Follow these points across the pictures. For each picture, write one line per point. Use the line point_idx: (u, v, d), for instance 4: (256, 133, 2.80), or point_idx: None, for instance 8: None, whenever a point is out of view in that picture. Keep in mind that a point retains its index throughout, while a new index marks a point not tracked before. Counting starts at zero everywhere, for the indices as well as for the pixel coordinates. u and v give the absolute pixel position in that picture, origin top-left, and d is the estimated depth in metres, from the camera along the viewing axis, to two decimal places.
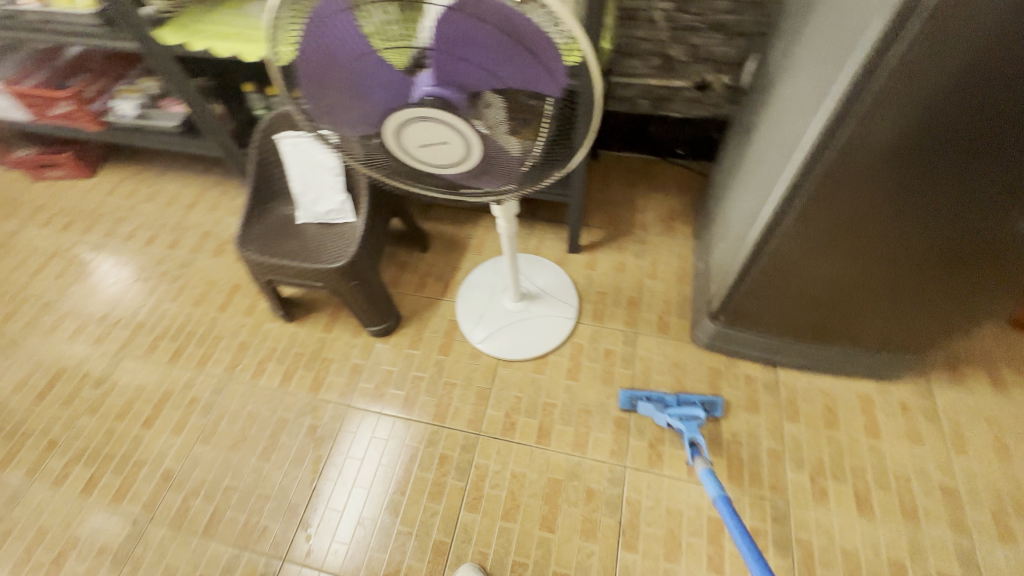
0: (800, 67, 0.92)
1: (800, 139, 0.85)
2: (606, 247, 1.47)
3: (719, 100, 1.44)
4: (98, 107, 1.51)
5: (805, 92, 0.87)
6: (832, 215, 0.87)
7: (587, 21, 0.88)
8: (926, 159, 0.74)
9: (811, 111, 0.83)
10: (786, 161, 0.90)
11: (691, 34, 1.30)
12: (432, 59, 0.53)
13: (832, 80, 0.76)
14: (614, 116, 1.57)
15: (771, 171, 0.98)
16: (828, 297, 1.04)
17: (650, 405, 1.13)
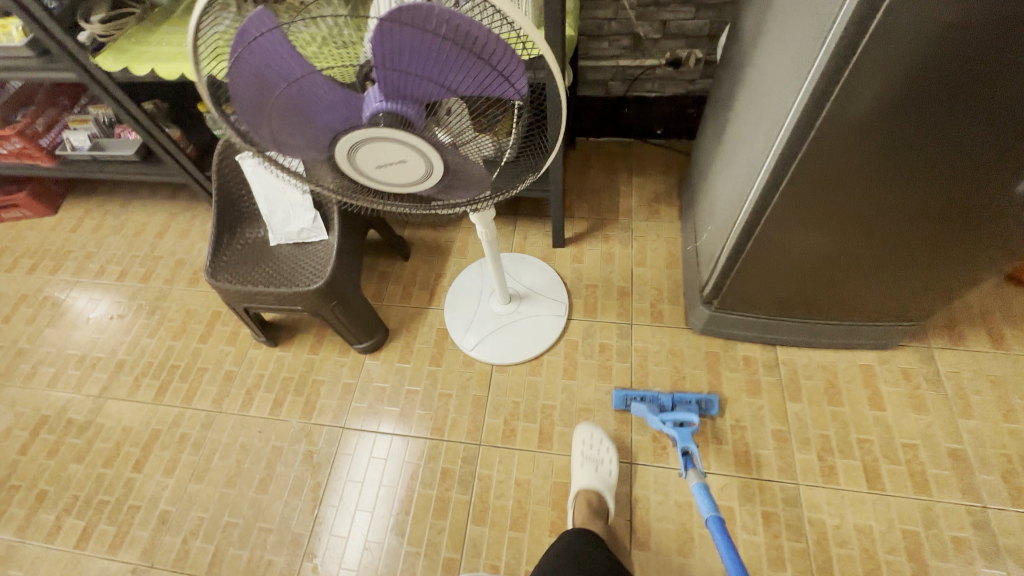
0: (774, 37, 0.88)
1: (782, 113, 0.81)
2: (591, 238, 1.44)
3: (694, 75, 1.39)
4: (48, 141, 1.44)
5: (784, 63, 0.82)
6: (820, 190, 0.84)
7: (548, 10, 0.83)
8: (914, 126, 0.71)
9: (791, 83, 0.79)
10: (770, 137, 0.86)
11: (658, 10, 1.25)
12: (377, 76, 0.48)
13: (812, 49, 0.72)
14: (588, 101, 1.52)
15: (755, 148, 0.94)
16: (821, 273, 1.02)
17: (643, 406, 1.10)
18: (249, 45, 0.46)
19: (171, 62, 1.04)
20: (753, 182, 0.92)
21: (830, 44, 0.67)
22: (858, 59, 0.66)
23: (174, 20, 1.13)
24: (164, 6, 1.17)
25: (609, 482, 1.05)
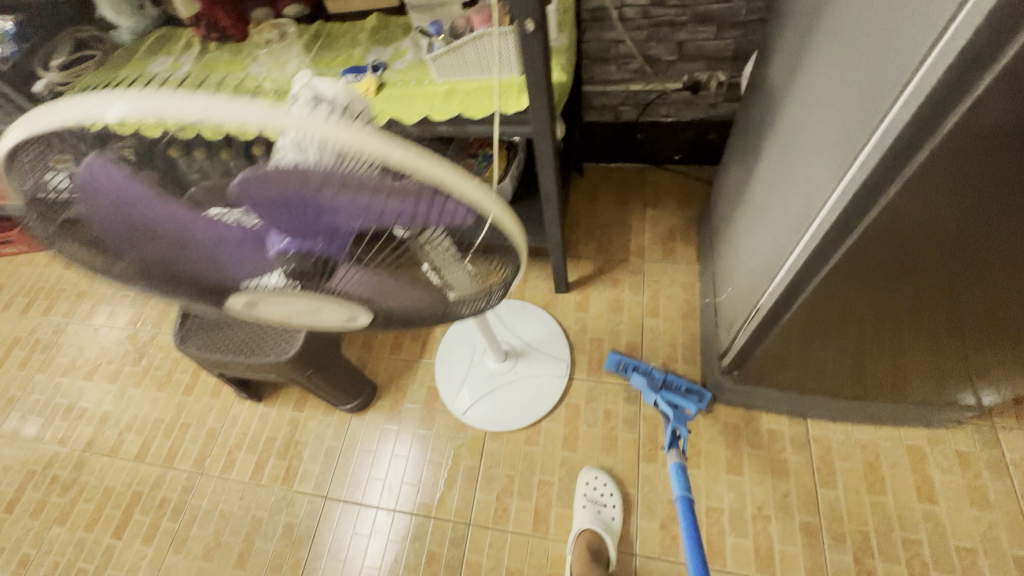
0: (815, 77, 0.71)
1: (829, 178, 0.65)
2: (598, 282, 1.30)
3: (715, 99, 1.22)
4: None
5: (830, 114, 0.66)
6: (866, 281, 0.70)
7: (531, 64, 0.69)
8: (994, 223, 0.56)
9: (840, 144, 0.63)
10: (812, 202, 0.70)
11: (674, 30, 1.09)
12: (267, 220, 0.38)
13: (874, 109, 0.55)
14: (596, 127, 1.37)
15: (790, 208, 0.78)
16: (863, 354, 0.87)
17: (640, 380, 1.07)
18: (88, 177, 0.37)
19: None
20: (790, 251, 0.76)
21: (908, 109, 0.50)
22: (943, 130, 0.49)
23: (135, 64, 1.04)
24: (127, 46, 1.08)
25: (613, 528, 0.99)
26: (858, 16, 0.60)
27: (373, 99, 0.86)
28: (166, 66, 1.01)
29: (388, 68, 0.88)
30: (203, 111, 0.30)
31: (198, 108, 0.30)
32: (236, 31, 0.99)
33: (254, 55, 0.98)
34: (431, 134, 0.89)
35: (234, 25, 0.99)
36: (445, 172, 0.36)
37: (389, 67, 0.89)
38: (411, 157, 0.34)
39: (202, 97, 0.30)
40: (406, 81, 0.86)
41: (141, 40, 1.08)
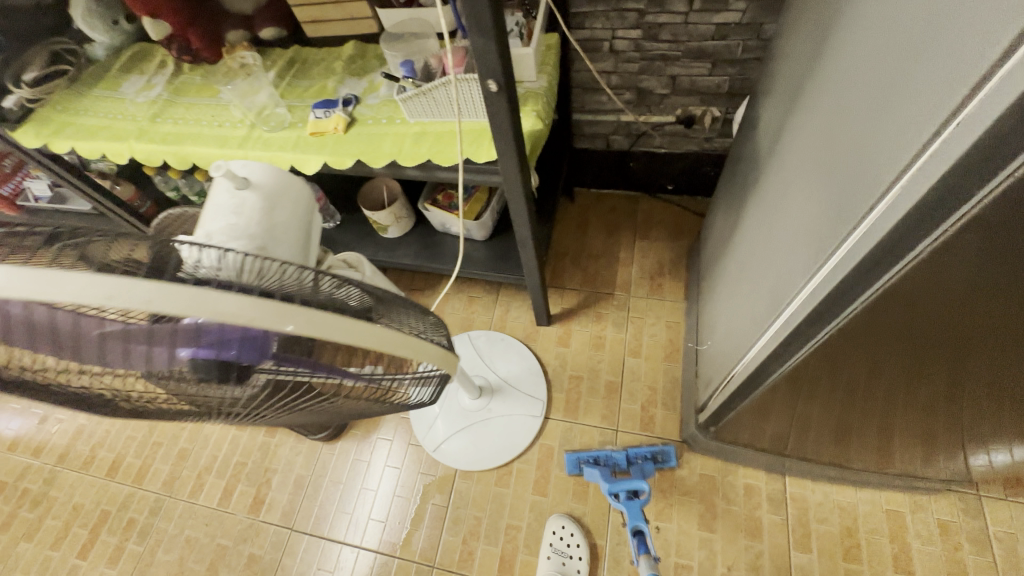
0: (800, 146, 0.62)
1: (799, 272, 0.57)
2: (581, 316, 1.26)
3: (710, 134, 1.17)
4: (8, 190, 1.32)
5: (808, 196, 0.58)
6: (835, 376, 0.64)
7: (497, 118, 0.65)
8: (973, 346, 0.49)
9: (812, 238, 0.55)
10: (781, 289, 0.63)
11: (667, 65, 1.04)
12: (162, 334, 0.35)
13: (845, 214, 0.48)
14: (587, 154, 1.32)
15: (763, 284, 0.71)
16: (841, 429, 0.82)
17: (596, 472, 1.01)
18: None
19: (92, 141, 0.92)
20: (759, 335, 0.70)
21: (873, 233, 0.43)
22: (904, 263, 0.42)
23: (107, 82, 1.00)
24: (101, 62, 1.04)
25: None
26: (846, 92, 0.50)
27: (343, 137, 0.82)
28: (137, 87, 0.98)
29: (359, 103, 0.85)
30: (41, 287, 0.30)
31: (38, 282, 0.30)
32: (208, 53, 0.95)
33: (224, 79, 0.94)
34: (400, 173, 0.86)
35: (205, 47, 0.94)
36: (301, 324, 0.36)
37: (361, 102, 0.85)
38: (258, 316, 0.34)
39: (43, 273, 0.31)
40: (377, 117, 0.82)
41: (117, 55, 1.04)
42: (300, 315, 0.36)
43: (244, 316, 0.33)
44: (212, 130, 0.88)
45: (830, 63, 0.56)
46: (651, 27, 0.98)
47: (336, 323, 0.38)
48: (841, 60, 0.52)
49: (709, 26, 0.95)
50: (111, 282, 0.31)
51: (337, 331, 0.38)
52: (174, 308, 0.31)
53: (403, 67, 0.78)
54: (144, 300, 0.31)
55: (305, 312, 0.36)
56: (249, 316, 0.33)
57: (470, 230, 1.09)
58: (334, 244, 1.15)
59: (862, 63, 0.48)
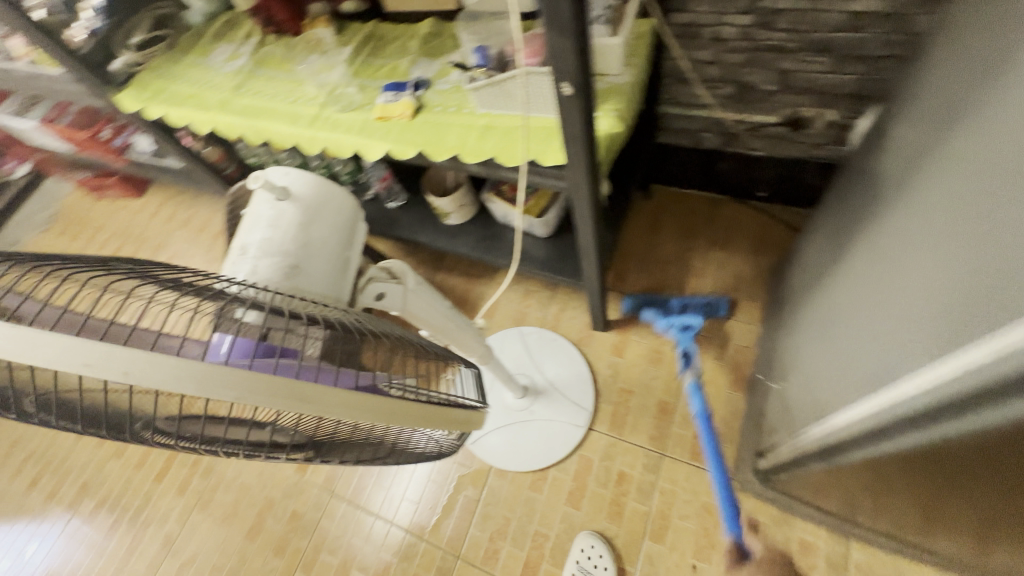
0: (917, 215, 0.53)
1: (884, 367, 0.50)
2: (641, 325, 1.17)
3: (820, 140, 1.01)
4: (119, 143, 1.46)
5: (913, 282, 0.49)
6: (940, 487, 0.51)
7: (567, 124, 0.58)
8: None
9: (908, 337, 0.47)
10: (862, 374, 0.56)
11: (779, 57, 0.89)
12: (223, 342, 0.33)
13: (951, 331, 0.40)
14: (671, 149, 1.19)
15: (844, 355, 0.63)
16: (936, 532, 0.67)
17: (651, 312, 1.08)
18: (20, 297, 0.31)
19: (181, 108, 0.96)
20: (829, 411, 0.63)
21: (982, 372, 0.36)
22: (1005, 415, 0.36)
23: (199, 49, 1.03)
24: (196, 28, 1.07)
25: None
26: (988, 179, 0.41)
27: (408, 124, 0.79)
28: (225, 56, 0.99)
29: (430, 87, 0.80)
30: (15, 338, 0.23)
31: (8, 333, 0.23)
32: (290, 25, 0.94)
33: (303, 53, 0.93)
34: (463, 167, 0.82)
35: (288, 19, 0.94)
36: (311, 403, 0.27)
37: (432, 86, 0.81)
38: (256, 395, 0.25)
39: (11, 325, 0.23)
40: (445, 105, 0.78)
41: (211, 22, 1.07)
42: (312, 390, 0.27)
43: (238, 394, 0.25)
44: (287, 105, 0.88)
45: (976, 129, 0.45)
46: (766, 13, 0.84)
47: (354, 398, 0.29)
48: (992, 134, 0.42)
49: (840, 15, 0.80)
50: (89, 345, 0.23)
51: (355, 407, 0.29)
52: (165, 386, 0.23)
53: (476, 54, 0.73)
54: (124, 372, 0.23)
55: (317, 389, 0.27)
56: (244, 394, 0.25)
57: (532, 226, 1.03)
58: (396, 225, 1.15)
59: (1015, 152, 0.38)
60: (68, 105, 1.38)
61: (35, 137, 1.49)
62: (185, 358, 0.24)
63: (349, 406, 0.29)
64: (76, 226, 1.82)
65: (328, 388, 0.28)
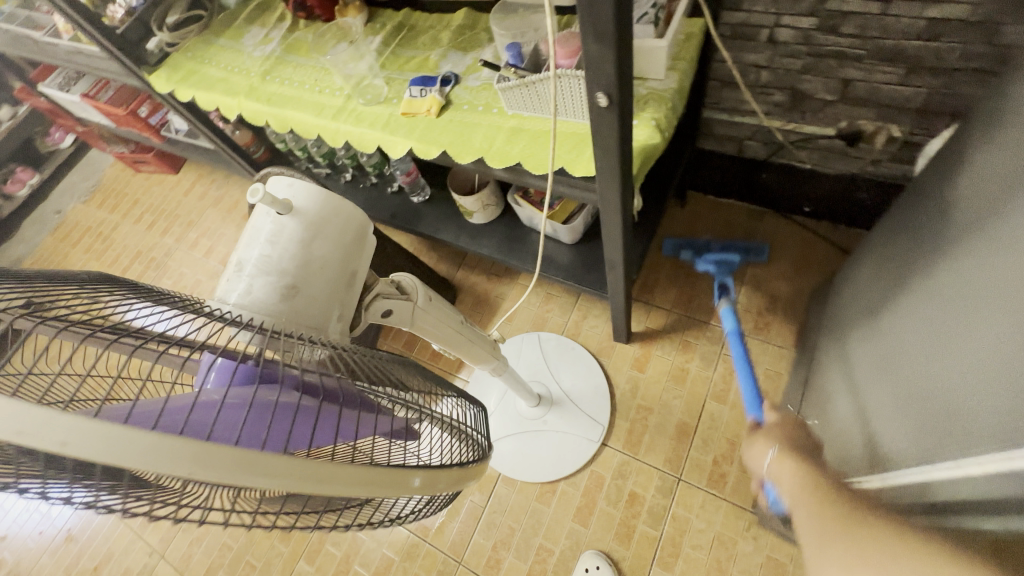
0: (995, 269, 0.46)
1: (966, 438, 0.44)
2: (666, 340, 1.12)
3: (879, 156, 0.93)
4: (156, 120, 1.49)
5: (994, 348, 0.43)
6: None
7: (600, 136, 0.54)
8: None
9: (992, 413, 0.41)
10: (925, 437, 0.50)
11: (842, 65, 0.81)
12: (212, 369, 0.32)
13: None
14: (711, 156, 1.12)
15: (900, 406, 0.57)
16: None
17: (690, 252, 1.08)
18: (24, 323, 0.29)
19: (210, 92, 0.94)
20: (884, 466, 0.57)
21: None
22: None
23: (232, 32, 1.01)
24: (230, 9, 1.05)
25: None
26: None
27: (434, 121, 0.75)
28: (256, 40, 0.97)
29: (459, 83, 0.76)
30: None
31: None
32: (321, 11, 0.92)
33: (333, 41, 0.90)
34: (488, 169, 0.78)
35: (319, 5, 0.91)
36: (274, 478, 0.22)
37: (461, 82, 0.77)
38: (207, 471, 0.20)
39: None
40: (474, 103, 0.74)
41: (245, 4, 1.05)
42: (279, 463, 0.22)
43: (184, 471, 0.20)
44: (313, 95, 0.86)
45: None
46: (831, 16, 0.76)
47: (331, 470, 0.24)
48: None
49: (917, 22, 0.72)
50: (24, 407, 0.19)
51: (331, 483, 0.24)
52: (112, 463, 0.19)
53: (509, 51, 0.68)
54: (63, 444, 0.19)
55: (284, 463, 0.22)
56: (192, 472, 0.20)
57: (558, 231, 0.99)
58: (418, 220, 1.12)
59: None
60: (108, 81, 1.39)
61: (72, 106, 1.50)
62: (127, 426, 0.19)
63: (323, 481, 0.23)
64: (115, 198, 1.86)
65: (297, 461, 0.22)
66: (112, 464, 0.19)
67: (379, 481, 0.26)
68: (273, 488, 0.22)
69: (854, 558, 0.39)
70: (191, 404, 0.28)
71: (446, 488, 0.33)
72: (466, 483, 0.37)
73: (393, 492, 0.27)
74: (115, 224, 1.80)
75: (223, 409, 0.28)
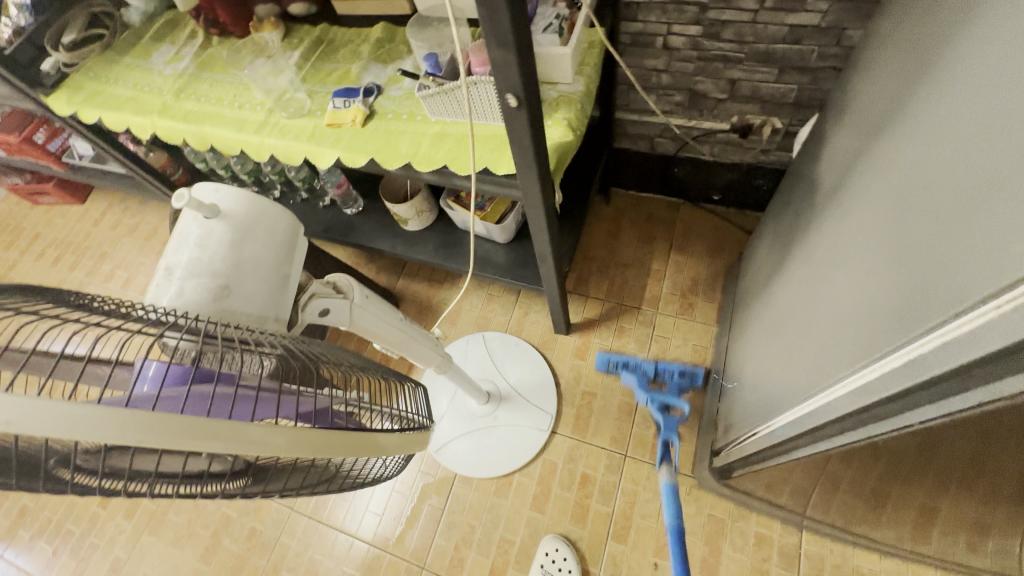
0: (856, 218, 0.52)
1: (827, 356, 0.52)
2: (603, 328, 1.19)
3: (767, 146, 1.05)
4: (55, 146, 1.39)
5: (856, 284, 0.49)
6: (862, 475, 0.53)
7: (513, 135, 0.59)
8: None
9: (843, 332, 0.49)
10: (802, 371, 0.58)
11: (726, 67, 0.92)
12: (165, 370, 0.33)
13: (893, 328, 0.40)
14: (628, 154, 1.21)
15: (792, 359, 0.63)
16: (862, 517, 0.70)
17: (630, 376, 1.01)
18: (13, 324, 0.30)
19: (119, 113, 0.91)
20: (779, 416, 0.62)
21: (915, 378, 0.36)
22: (924, 419, 0.37)
23: (138, 50, 0.98)
24: (135, 27, 1.01)
25: None
26: (934, 170, 0.40)
27: (360, 131, 0.77)
28: (166, 58, 0.94)
29: (382, 93, 0.79)
30: None
31: None
32: (235, 28, 0.91)
33: (250, 57, 0.90)
34: (416, 175, 0.81)
35: (232, 21, 0.91)
36: (226, 441, 0.24)
37: (383, 92, 0.79)
38: (157, 438, 0.22)
39: None
40: (397, 112, 0.77)
41: (151, 21, 1.01)
42: (231, 428, 0.24)
43: (134, 438, 0.22)
44: (233, 111, 0.85)
45: (912, 133, 0.45)
46: (712, 24, 0.86)
47: (280, 432, 0.26)
48: (930, 132, 0.42)
49: (781, 28, 0.83)
50: None
51: (284, 445, 0.26)
52: (69, 436, 0.21)
53: (426, 62, 0.72)
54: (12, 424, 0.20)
55: (235, 426, 0.24)
56: (141, 437, 0.22)
57: (491, 232, 1.04)
58: (354, 231, 1.13)
59: (962, 146, 0.37)
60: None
61: None
62: (75, 403, 0.21)
63: (272, 442, 0.26)
64: (11, 234, 1.70)
65: (248, 425, 0.25)
66: (71, 437, 0.21)
67: (336, 441, 0.29)
68: (226, 451, 0.24)
69: None
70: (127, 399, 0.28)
71: (391, 451, 0.36)
72: (412, 447, 0.40)
73: (346, 453, 0.30)
74: (13, 261, 1.64)
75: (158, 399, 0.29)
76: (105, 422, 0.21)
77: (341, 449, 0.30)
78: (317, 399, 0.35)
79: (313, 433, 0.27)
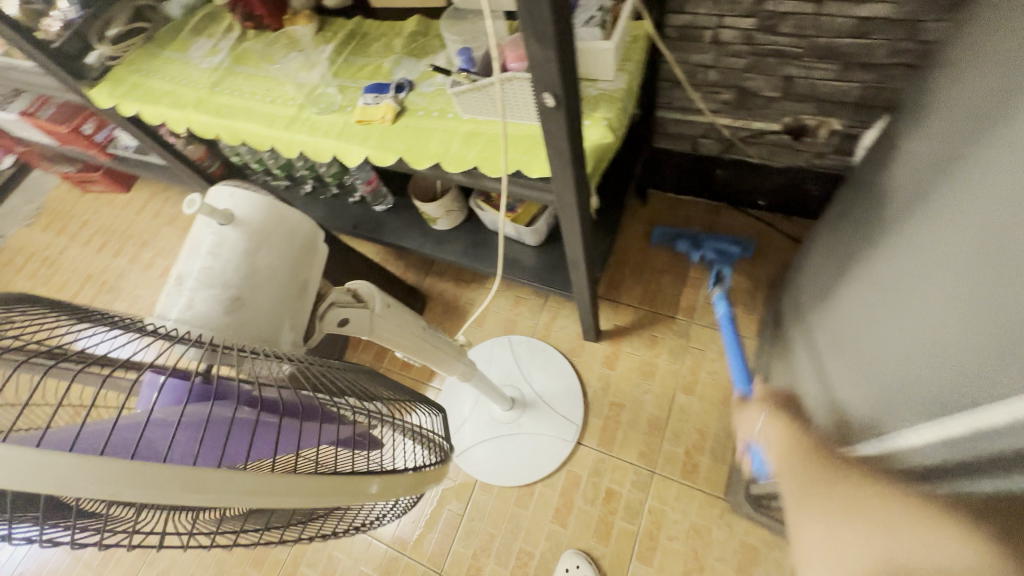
0: (928, 249, 0.47)
1: (908, 395, 0.46)
2: (634, 337, 1.14)
3: (823, 149, 0.97)
4: (102, 137, 1.43)
5: (937, 317, 0.43)
6: None
7: (549, 135, 0.55)
8: None
9: (927, 368, 0.43)
10: (875, 406, 0.52)
11: (782, 63, 0.85)
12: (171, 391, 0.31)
13: (1001, 376, 0.34)
14: (668, 155, 1.15)
15: (858, 390, 0.58)
16: None
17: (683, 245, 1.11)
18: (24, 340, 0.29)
19: (156, 106, 0.91)
20: (839, 446, 0.58)
21: (1000, 438, 0.33)
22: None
23: (177, 44, 0.98)
24: (175, 20, 1.02)
25: None
26: None
27: (389, 128, 0.75)
28: (203, 51, 0.94)
29: (413, 90, 0.76)
30: None
31: None
32: (270, 21, 0.90)
33: (283, 51, 0.89)
34: (445, 175, 0.78)
35: (267, 14, 0.89)
36: (210, 493, 0.21)
37: (415, 88, 0.76)
38: (138, 491, 0.20)
39: None
40: (428, 109, 0.74)
41: (190, 15, 1.01)
42: (220, 479, 0.21)
43: (109, 492, 0.19)
44: (265, 105, 0.84)
45: (995, 161, 0.40)
46: (769, 17, 0.80)
47: (274, 481, 0.23)
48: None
49: (847, 20, 0.76)
50: None
51: (279, 494, 0.23)
52: (37, 490, 0.18)
53: (460, 57, 0.69)
54: None
55: (221, 477, 0.21)
56: (116, 491, 0.19)
57: (522, 234, 1.00)
58: (382, 228, 1.11)
59: None
60: (48, 98, 1.33)
61: (12, 126, 1.42)
62: (46, 451, 0.19)
63: (266, 492, 0.23)
64: (62, 220, 1.77)
65: (236, 474, 0.22)
66: (39, 491, 0.18)
67: (339, 488, 0.26)
68: (209, 503, 0.21)
69: (826, 512, 0.47)
70: (119, 425, 0.26)
71: (404, 490, 0.32)
72: (427, 485, 0.36)
73: (351, 500, 0.27)
74: (62, 247, 1.71)
75: (153, 429, 0.27)
76: (78, 474, 0.19)
77: (343, 497, 0.26)
78: (321, 428, 0.32)
79: (311, 480, 0.24)
